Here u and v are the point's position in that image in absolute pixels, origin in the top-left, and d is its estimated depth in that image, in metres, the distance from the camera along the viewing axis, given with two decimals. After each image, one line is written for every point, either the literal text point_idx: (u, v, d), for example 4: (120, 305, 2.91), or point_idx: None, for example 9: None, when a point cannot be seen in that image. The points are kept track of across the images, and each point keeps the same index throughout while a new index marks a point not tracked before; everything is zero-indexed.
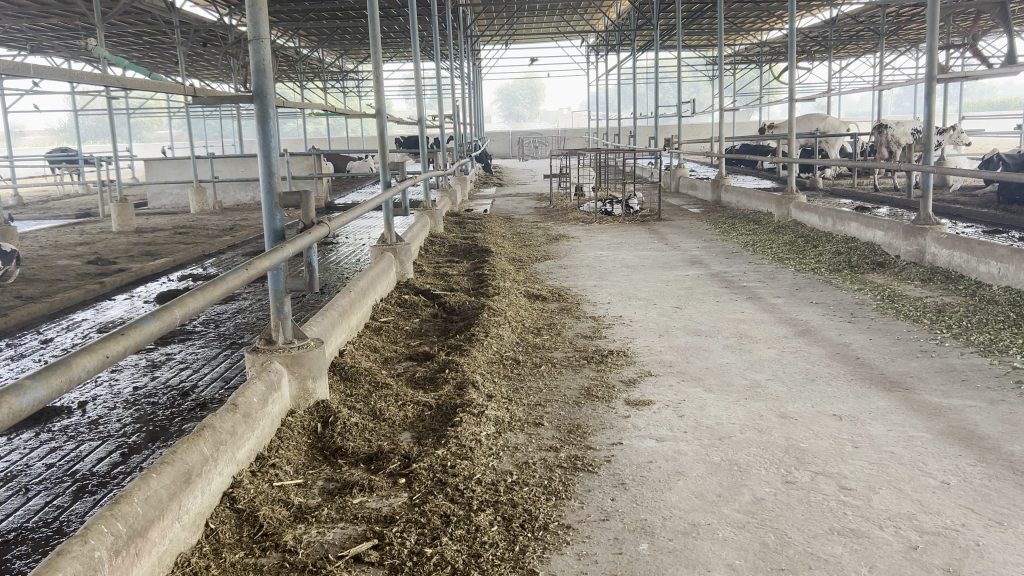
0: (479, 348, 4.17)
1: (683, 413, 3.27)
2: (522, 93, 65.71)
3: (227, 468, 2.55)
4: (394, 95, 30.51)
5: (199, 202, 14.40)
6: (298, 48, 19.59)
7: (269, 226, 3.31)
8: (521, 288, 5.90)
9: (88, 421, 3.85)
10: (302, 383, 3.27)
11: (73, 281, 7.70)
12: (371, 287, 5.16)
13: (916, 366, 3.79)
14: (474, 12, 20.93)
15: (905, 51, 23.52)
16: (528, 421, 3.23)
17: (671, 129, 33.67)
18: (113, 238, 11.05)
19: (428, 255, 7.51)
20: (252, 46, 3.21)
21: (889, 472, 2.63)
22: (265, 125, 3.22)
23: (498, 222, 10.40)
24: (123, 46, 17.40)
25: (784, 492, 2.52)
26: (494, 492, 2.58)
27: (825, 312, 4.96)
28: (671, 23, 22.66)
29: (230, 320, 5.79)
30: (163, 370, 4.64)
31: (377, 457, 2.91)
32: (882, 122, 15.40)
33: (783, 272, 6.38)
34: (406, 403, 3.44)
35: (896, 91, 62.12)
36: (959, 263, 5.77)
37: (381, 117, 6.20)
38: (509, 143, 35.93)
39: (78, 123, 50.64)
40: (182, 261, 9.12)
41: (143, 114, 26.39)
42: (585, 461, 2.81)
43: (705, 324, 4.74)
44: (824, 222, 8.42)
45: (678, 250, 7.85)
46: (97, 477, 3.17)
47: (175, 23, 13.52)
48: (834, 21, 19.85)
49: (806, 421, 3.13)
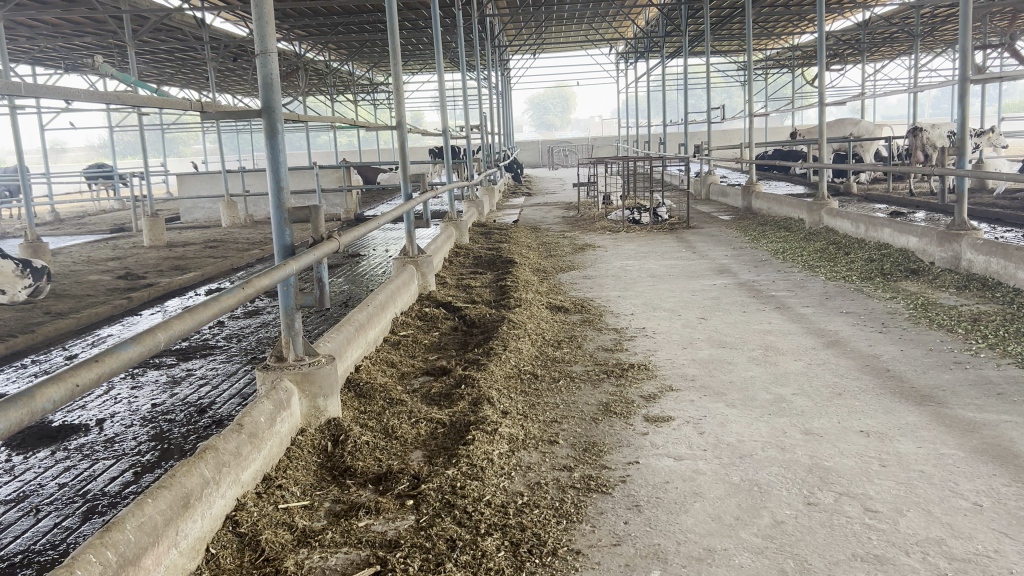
0: (497, 362, 4.10)
1: (704, 430, 3.16)
2: (553, 102, 65.84)
3: (230, 491, 2.50)
4: (425, 106, 30.68)
5: (230, 216, 14.51)
6: (327, 62, 19.75)
7: (278, 242, 3.26)
8: (543, 299, 5.83)
9: (103, 439, 3.83)
10: (313, 400, 3.22)
11: (102, 297, 7.75)
12: (391, 300, 5.11)
13: (949, 379, 3.64)
14: (501, 22, 20.96)
15: (940, 52, 23.08)
16: (544, 439, 3.14)
17: (702, 135, 33.46)
18: (143, 253, 11.17)
19: (452, 266, 7.47)
20: (260, 60, 3.18)
21: (917, 493, 2.51)
22: (273, 139, 3.18)
23: (524, 232, 10.34)
24: (156, 63, 17.65)
25: (806, 515, 2.41)
26: (503, 515, 2.50)
27: (855, 322, 4.82)
28: (700, 29, 22.51)
29: (251, 335, 5.77)
30: (183, 387, 4.62)
31: (386, 477, 2.84)
32: (917, 126, 15.10)
33: (813, 280, 6.22)
34: (420, 420, 3.38)
35: (933, 94, 61.35)
36: (996, 270, 5.59)
37: (401, 128, 6.15)
38: (540, 152, 35.93)
39: (116, 139, 51.60)
40: (210, 275, 9.17)
41: (177, 130, 26.77)
42: (598, 482, 2.72)
43: (730, 335, 4.62)
44: (856, 228, 8.23)
45: (706, 258, 7.72)
46: (107, 498, 3.14)
47: (205, 39, 13.66)
48: (866, 23, 19.54)
49: (832, 437, 3.01)
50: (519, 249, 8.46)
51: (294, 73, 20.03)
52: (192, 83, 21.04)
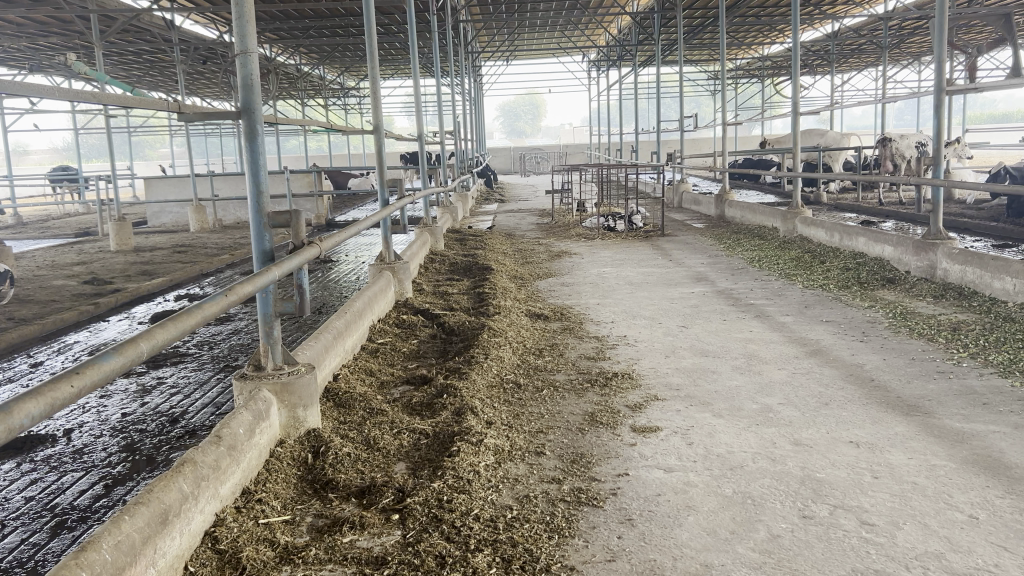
0: (478, 371, 4.03)
1: (692, 440, 3.11)
2: (523, 109, 65.84)
3: (209, 506, 2.40)
4: (396, 111, 30.57)
5: (198, 221, 14.27)
6: (298, 65, 19.56)
7: (257, 248, 3.17)
8: (522, 306, 5.76)
9: (72, 450, 3.70)
10: (293, 411, 3.13)
11: (68, 302, 7.57)
12: (368, 308, 5.02)
13: (934, 389, 3.63)
14: (474, 28, 20.89)
15: (908, 64, 23.42)
16: (530, 450, 3.08)
17: (672, 143, 33.64)
18: (110, 257, 10.94)
19: (427, 273, 7.37)
20: (240, 60, 3.09)
21: (912, 505, 2.48)
22: (253, 142, 3.09)
23: (499, 238, 10.29)
24: (124, 65, 17.39)
25: (803, 529, 2.36)
26: (493, 530, 2.43)
27: (836, 331, 4.81)
28: (672, 38, 22.61)
29: (223, 342, 5.65)
30: (154, 396, 4.49)
31: (370, 490, 2.76)
32: (886, 136, 15.27)
33: (791, 289, 6.22)
34: (402, 431, 3.30)
35: (900, 106, 62.49)
36: (972, 280, 5.62)
37: (378, 132, 6.06)
38: (512, 159, 35.93)
39: (79, 141, 50.77)
40: (179, 280, 9.00)
41: (143, 132, 26.34)
42: (589, 494, 2.66)
43: (712, 344, 4.58)
44: (831, 237, 8.27)
45: (682, 266, 7.70)
46: (77, 512, 3.02)
47: (175, 41, 13.47)
48: (836, 34, 19.75)
49: (822, 448, 2.97)
50: (494, 256, 8.41)
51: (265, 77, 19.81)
52: (161, 86, 20.73)
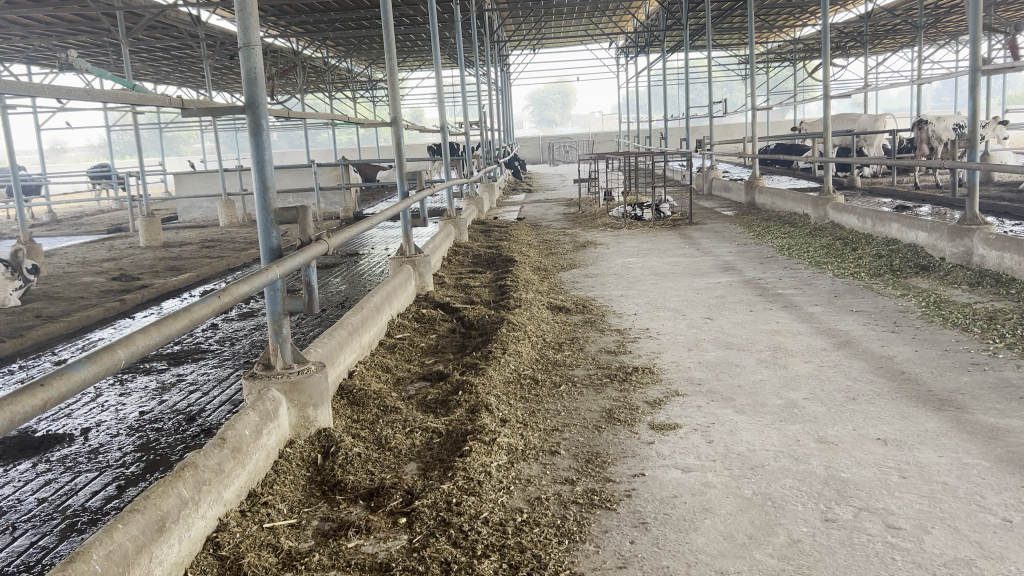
0: (496, 366, 3.95)
1: (712, 438, 3.01)
2: (552, 98, 65.43)
3: (210, 511, 2.35)
4: (424, 103, 30.55)
5: (227, 216, 14.34)
6: (325, 58, 19.58)
7: (264, 244, 3.10)
8: (544, 299, 5.67)
9: (88, 450, 3.69)
10: (303, 411, 3.07)
11: (95, 299, 7.61)
12: (386, 302, 4.95)
13: (968, 382, 3.48)
14: (500, 16, 20.76)
15: (945, 43, 22.87)
16: (544, 449, 3.00)
17: (702, 130, 33.27)
18: (140, 254, 11.01)
19: (450, 266, 7.31)
20: (243, 54, 3.03)
21: (942, 507, 2.36)
22: (258, 136, 3.02)
23: (525, 229, 10.20)
24: (152, 62, 17.51)
25: (825, 533, 2.26)
26: (501, 534, 2.35)
27: (866, 321, 4.65)
28: (700, 23, 22.29)
29: (245, 338, 5.62)
30: (172, 394, 4.46)
31: (378, 492, 2.69)
32: (923, 118, 14.91)
33: (820, 278, 6.05)
34: (415, 430, 3.23)
35: (937, 87, 61.31)
36: (1010, 266, 5.43)
37: (396, 124, 5.97)
38: (540, 148, 35.79)
39: (112, 138, 51.38)
40: (206, 275, 9.02)
41: (174, 128, 26.55)
42: (602, 497, 2.57)
43: (738, 336, 4.46)
44: (863, 223, 8.08)
45: (710, 255, 7.56)
46: (88, 514, 2.99)
47: (201, 36, 13.50)
48: (868, 15, 19.35)
49: (848, 446, 2.85)
50: (518, 247, 8.32)
51: (291, 70, 19.84)
52: (189, 81, 20.87)
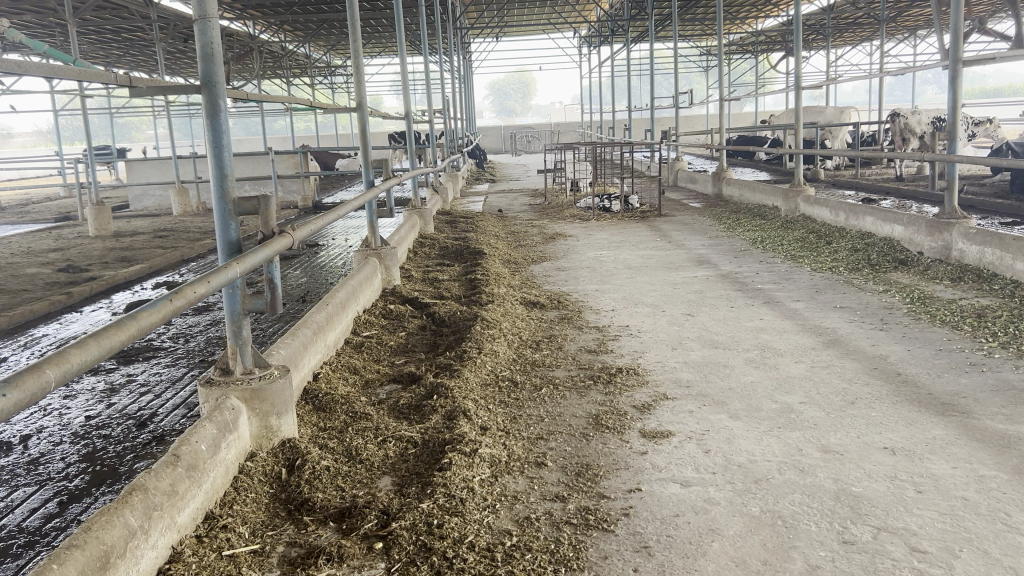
0: (472, 368, 3.70)
1: (709, 448, 2.81)
2: (513, 89, 65.32)
3: (162, 539, 2.08)
4: (384, 91, 30.12)
5: (181, 204, 13.90)
6: (282, 43, 19.08)
7: (222, 238, 2.83)
8: (517, 294, 5.44)
9: (27, 461, 3.37)
10: (265, 420, 2.80)
11: (40, 292, 7.19)
12: (351, 298, 4.67)
13: (968, 384, 3.32)
14: (462, 4, 20.41)
15: (906, 37, 23.11)
16: (530, 461, 2.77)
17: (664, 119, 33.31)
18: (88, 243, 10.55)
19: (417, 258, 7.03)
20: (198, 27, 2.75)
21: (965, 528, 2.18)
22: (215, 118, 2.76)
23: (490, 219, 9.97)
24: (102, 44, 16.88)
25: (845, 557, 2.07)
26: (490, 564, 2.11)
27: (853, 318, 4.51)
28: (665, 13, 22.16)
29: (201, 334, 5.31)
30: (121, 397, 4.14)
31: (350, 512, 2.44)
32: (894, 110, 14.93)
33: (799, 272, 5.91)
34: (388, 439, 2.98)
35: (891, 83, 62.63)
36: (992, 261, 5.31)
37: (360, 110, 5.64)
38: (501, 138, 35.59)
39: (61, 124, 50.06)
40: (159, 267, 8.63)
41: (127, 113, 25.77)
42: (598, 517, 2.35)
43: (722, 334, 4.28)
44: (835, 216, 7.97)
45: (682, 248, 7.39)
46: (24, 536, 2.69)
47: (151, 17, 12.94)
48: (831, 9, 19.42)
49: (855, 456, 2.67)
50: (486, 239, 8.07)
51: (247, 56, 19.27)
52: (141, 64, 20.19)
